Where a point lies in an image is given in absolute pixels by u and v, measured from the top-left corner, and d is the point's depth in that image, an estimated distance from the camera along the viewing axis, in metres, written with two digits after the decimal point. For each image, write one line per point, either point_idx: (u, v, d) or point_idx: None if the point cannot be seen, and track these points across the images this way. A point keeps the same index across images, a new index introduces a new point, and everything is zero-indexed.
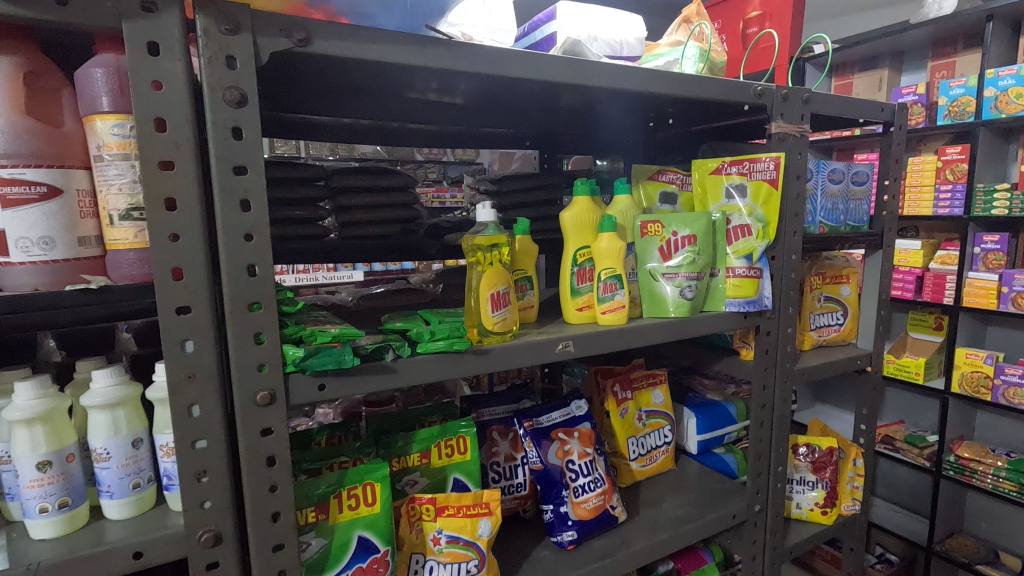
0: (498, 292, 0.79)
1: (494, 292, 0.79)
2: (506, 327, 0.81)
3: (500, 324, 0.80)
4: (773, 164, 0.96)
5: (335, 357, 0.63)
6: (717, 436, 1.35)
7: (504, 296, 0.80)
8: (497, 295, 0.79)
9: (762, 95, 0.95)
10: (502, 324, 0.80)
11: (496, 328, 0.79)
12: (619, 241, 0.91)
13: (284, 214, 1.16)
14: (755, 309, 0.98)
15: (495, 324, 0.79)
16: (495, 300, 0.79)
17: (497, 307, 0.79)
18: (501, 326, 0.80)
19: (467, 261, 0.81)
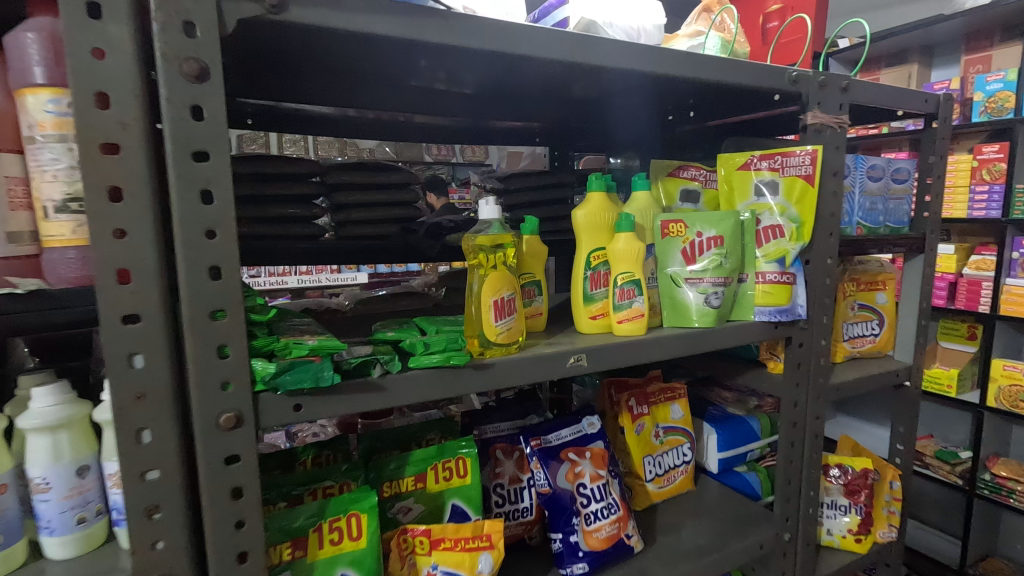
0: (503, 300, 0.71)
1: (498, 299, 0.70)
2: (511, 339, 0.71)
3: (503, 336, 0.70)
4: (809, 158, 0.87)
5: (312, 374, 0.55)
6: (739, 454, 1.26)
7: (509, 304, 0.72)
8: (501, 302, 0.70)
9: (797, 82, 0.86)
10: (507, 336, 0.71)
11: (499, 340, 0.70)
12: (637, 242, 0.81)
13: (277, 213, 1.08)
14: (787, 318, 0.89)
15: (498, 335, 0.70)
16: (498, 308, 0.70)
17: (501, 316, 0.70)
18: (505, 338, 0.71)
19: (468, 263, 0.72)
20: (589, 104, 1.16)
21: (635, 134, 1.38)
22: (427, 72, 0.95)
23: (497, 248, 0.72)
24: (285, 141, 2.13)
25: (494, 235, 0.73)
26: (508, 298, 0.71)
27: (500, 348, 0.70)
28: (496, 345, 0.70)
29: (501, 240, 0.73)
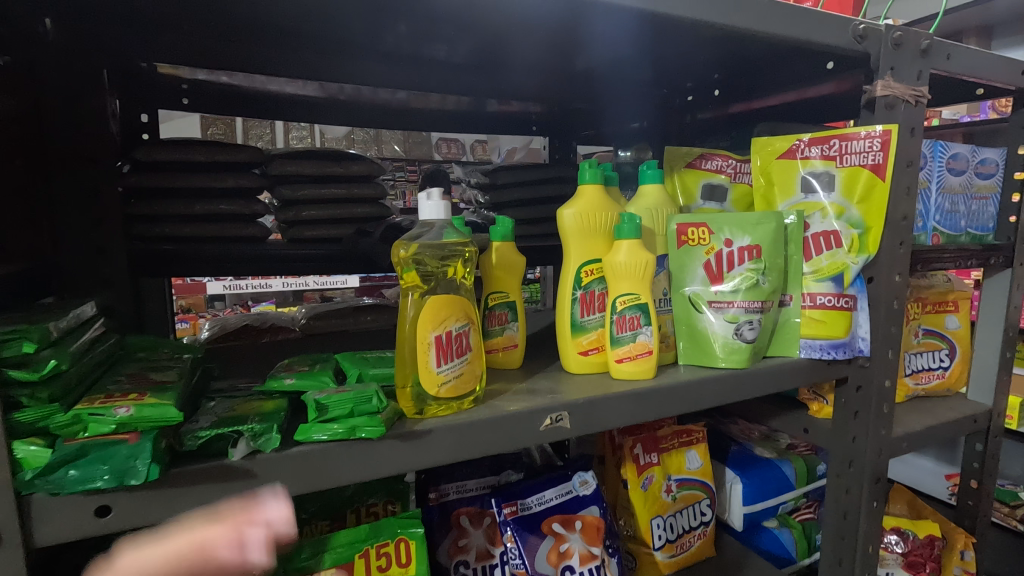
0: (448, 336, 0.50)
1: (439, 335, 0.49)
2: (462, 391, 0.51)
3: (449, 388, 0.50)
4: (879, 142, 0.64)
5: (117, 463, 0.34)
6: (769, 508, 1.03)
7: (458, 340, 0.51)
8: (446, 340, 0.50)
9: (864, 39, 0.64)
10: (454, 387, 0.50)
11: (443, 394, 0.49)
12: (643, 252, 0.60)
13: (209, 212, 0.84)
14: (844, 356, 0.67)
15: (441, 388, 0.49)
16: (442, 348, 0.49)
17: (445, 359, 0.49)
18: (453, 390, 0.50)
19: (401, 283, 0.51)
20: (594, 77, 0.97)
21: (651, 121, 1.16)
22: (383, 30, 0.76)
23: (442, 262, 0.52)
24: (291, 136, 1.99)
25: (439, 243, 0.52)
26: (460, 329, 0.51)
27: (445, 406, 0.50)
28: (438, 401, 0.49)
29: (448, 250, 0.52)
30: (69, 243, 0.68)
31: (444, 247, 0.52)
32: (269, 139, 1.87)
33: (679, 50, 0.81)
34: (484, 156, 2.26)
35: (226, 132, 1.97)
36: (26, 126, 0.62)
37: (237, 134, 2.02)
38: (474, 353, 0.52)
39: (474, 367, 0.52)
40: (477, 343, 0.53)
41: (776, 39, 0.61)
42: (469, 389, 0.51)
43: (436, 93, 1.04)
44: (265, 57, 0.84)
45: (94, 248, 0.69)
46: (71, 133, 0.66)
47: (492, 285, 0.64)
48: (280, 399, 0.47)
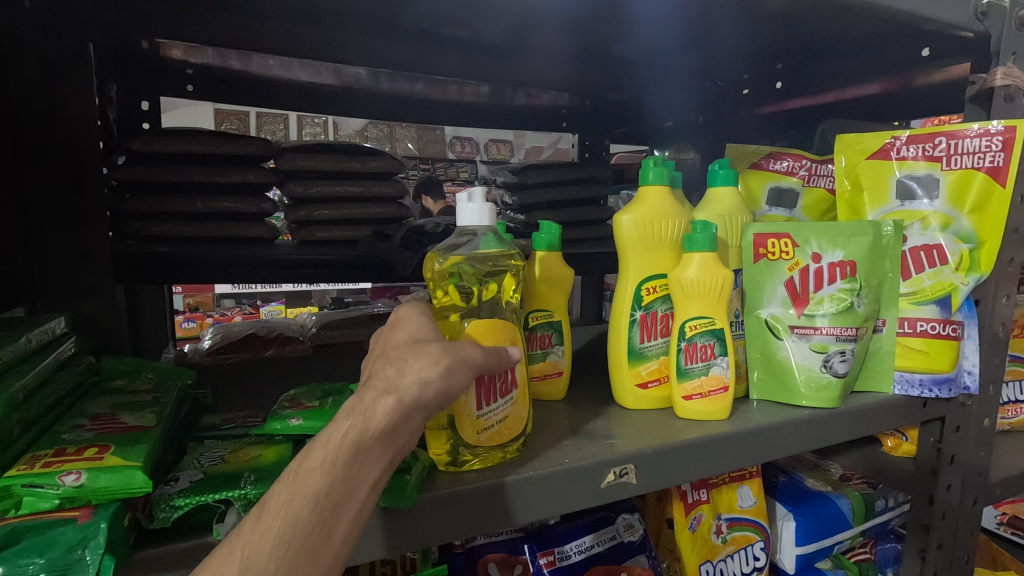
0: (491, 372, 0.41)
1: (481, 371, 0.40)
2: (505, 439, 0.41)
3: (489, 437, 0.40)
4: (999, 140, 0.54)
5: (55, 555, 0.26)
6: (824, 548, 0.92)
7: (501, 376, 0.42)
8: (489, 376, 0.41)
9: (987, 16, 0.55)
10: (495, 435, 0.41)
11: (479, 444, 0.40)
12: (719, 267, 0.50)
13: (212, 208, 0.76)
14: (948, 394, 0.57)
15: (482, 435, 0.40)
16: (483, 387, 0.40)
17: (487, 401, 0.40)
18: (495, 439, 0.41)
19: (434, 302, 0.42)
20: (638, 65, 0.87)
21: None
22: (405, 7, 0.66)
23: (485, 280, 0.42)
24: (306, 131, 1.90)
25: (484, 254, 0.42)
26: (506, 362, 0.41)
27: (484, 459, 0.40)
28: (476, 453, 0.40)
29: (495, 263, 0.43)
30: (47, 244, 0.60)
31: (490, 259, 0.42)
32: (283, 134, 1.79)
33: (742, 33, 0.71)
34: (501, 155, 2.15)
35: (240, 127, 1.89)
36: None
37: (250, 129, 1.94)
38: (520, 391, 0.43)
39: (519, 408, 0.43)
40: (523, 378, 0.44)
41: (880, 15, 0.51)
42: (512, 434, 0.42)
43: (451, 83, 0.95)
44: (273, 36, 0.75)
45: (78, 249, 0.61)
46: (48, 116, 0.57)
47: (534, 301, 0.54)
48: (285, 447, 0.38)
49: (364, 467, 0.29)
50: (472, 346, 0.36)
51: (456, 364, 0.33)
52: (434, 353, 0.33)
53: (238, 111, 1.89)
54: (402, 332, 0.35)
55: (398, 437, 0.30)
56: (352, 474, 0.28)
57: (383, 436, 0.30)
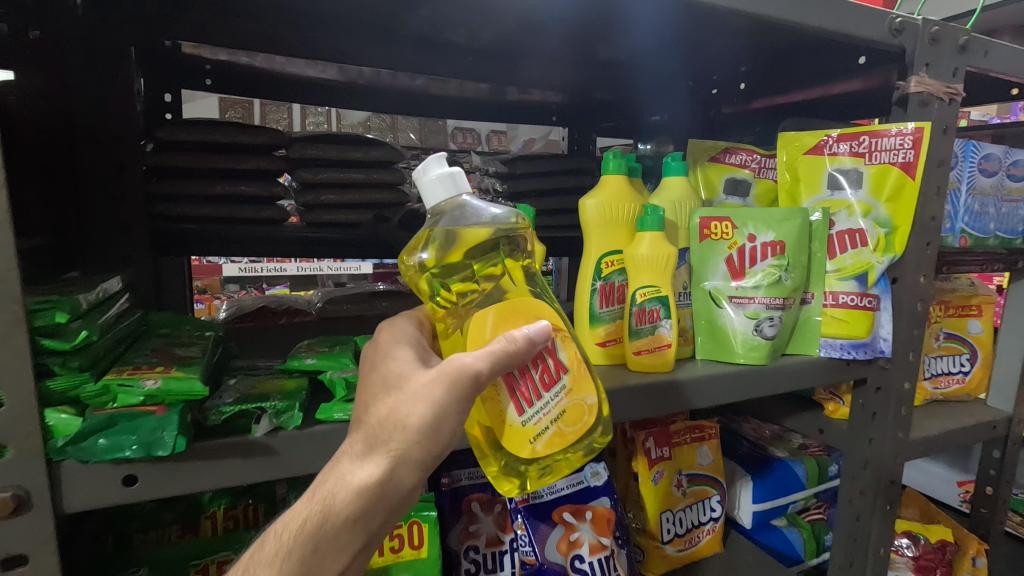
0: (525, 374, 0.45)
1: (512, 382, 0.45)
2: (578, 432, 0.47)
3: (558, 435, 0.46)
4: (910, 139, 0.63)
5: (142, 436, 0.35)
6: (779, 507, 1.02)
7: (540, 369, 0.45)
8: (524, 379, 0.45)
9: (901, 32, 0.63)
10: (565, 434, 0.46)
11: (554, 444, 0.46)
12: (666, 244, 0.60)
13: (228, 191, 0.85)
14: (865, 356, 0.67)
15: (534, 439, 0.45)
16: (521, 390, 0.45)
17: (528, 404, 0.45)
18: (568, 434, 0.46)
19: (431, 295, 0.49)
20: (617, 66, 0.96)
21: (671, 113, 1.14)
22: (404, 15, 0.75)
23: (487, 259, 0.49)
24: (309, 121, 1.98)
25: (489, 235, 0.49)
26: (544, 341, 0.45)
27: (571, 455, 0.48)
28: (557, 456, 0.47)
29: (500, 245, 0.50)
30: (92, 221, 0.69)
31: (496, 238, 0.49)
32: (288, 123, 1.87)
33: (703, 41, 0.80)
34: (498, 145, 2.23)
35: (246, 115, 1.97)
36: (53, 103, 0.62)
37: (256, 117, 2.02)
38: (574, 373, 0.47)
39: (582, 391, 0.47)
40: (574, 360, 0.47)
41: (808, 31, 0.60)
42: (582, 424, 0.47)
43: (444, 79, 1.03)
44: (287, 38, 0.84)
45: (118, 226, 0.70)
46: (94, 109, 0.66)
47: None
48: (301, 378, 0.48)
49: (324, 549, 0.37)
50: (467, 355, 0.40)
51: (422, 437, 0.39)
52: (403, 429, 0.39)
53: (245, 100, 1.97)
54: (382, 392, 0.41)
55: (361, 517, 0.38)
56: (308, 560, 0.37)
57: (350, 509, 0.38)
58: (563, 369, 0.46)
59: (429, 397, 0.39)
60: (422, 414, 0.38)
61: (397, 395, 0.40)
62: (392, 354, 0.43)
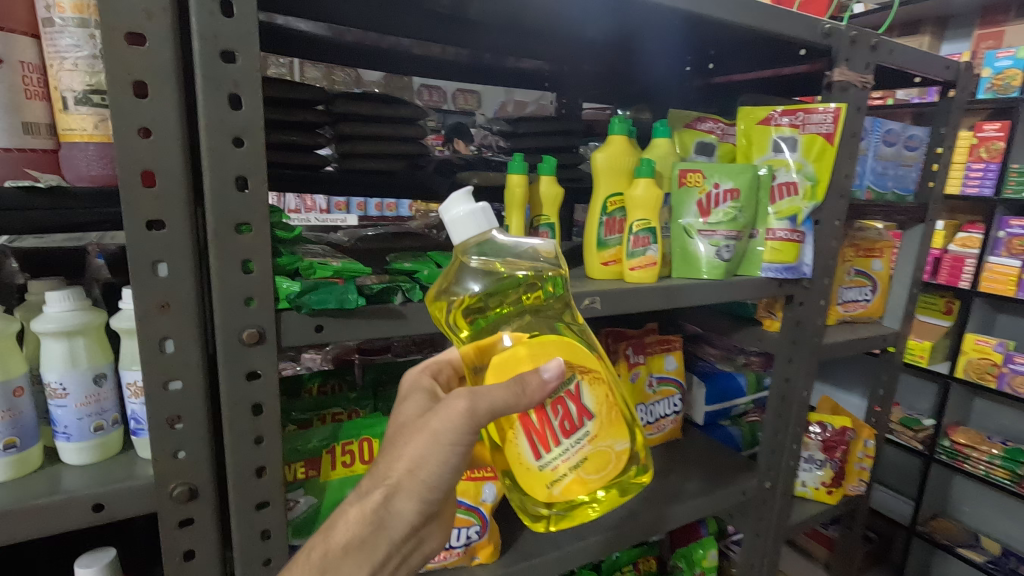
0: (547, 424, 0.57)
1: (533, 430, 0.57)
2: (603, 476, 0.58)
3: (579, 480, 0.58)
4: (832, 116, 0.86)
5: (336, 295, 0.53)
6: (724, 409, 1.28)
7: (564, 419, 0.57)
8: (545, 427, 0.57)
9: (829, 36, 0.84)
10: (588, 479, 0.58)
11: (580, 488, 0.58)
12: (656, 189, 0.81)
13: (276, 139, 0.97)
14: (792, 276, 0.91)
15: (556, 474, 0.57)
16: (544, 436, 0.57)
17: (549, 448, 0.57)
18: (591, 479, 0.58)
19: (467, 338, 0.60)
20: (608, 45, 1.14)
21: (649, 83, 1.33)
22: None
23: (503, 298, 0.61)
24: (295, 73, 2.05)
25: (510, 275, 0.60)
26: (566, 387, 0.57)
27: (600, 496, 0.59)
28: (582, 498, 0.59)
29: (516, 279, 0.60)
30: None
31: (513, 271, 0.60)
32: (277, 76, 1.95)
33: (681, 29, 0.99)
34: (467, 106, 2.36)
35: None
36: None
37: None
38: (597, 423, 0.58)
39: (609, 439, 0.58)
40: (600, 407, 0.58)
41: (764, 33, 0.81)
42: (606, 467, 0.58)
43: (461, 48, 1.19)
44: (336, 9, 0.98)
45: None
46: None
47: (538, 208, 0.83)
48: (402, 276, 0.64)
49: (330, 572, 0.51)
50: (492, 388, 0.52)
51: (412, 466, 0.53)
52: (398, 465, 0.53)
53: None
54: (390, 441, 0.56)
55: (359, 539, 0.52)
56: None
57: (353, 538, 0.52)
58: (585, 416, 0.58)
59: (426, 429, 0.53)
60: (415, 450, 0.53)
61: (400, 441, 0.54)
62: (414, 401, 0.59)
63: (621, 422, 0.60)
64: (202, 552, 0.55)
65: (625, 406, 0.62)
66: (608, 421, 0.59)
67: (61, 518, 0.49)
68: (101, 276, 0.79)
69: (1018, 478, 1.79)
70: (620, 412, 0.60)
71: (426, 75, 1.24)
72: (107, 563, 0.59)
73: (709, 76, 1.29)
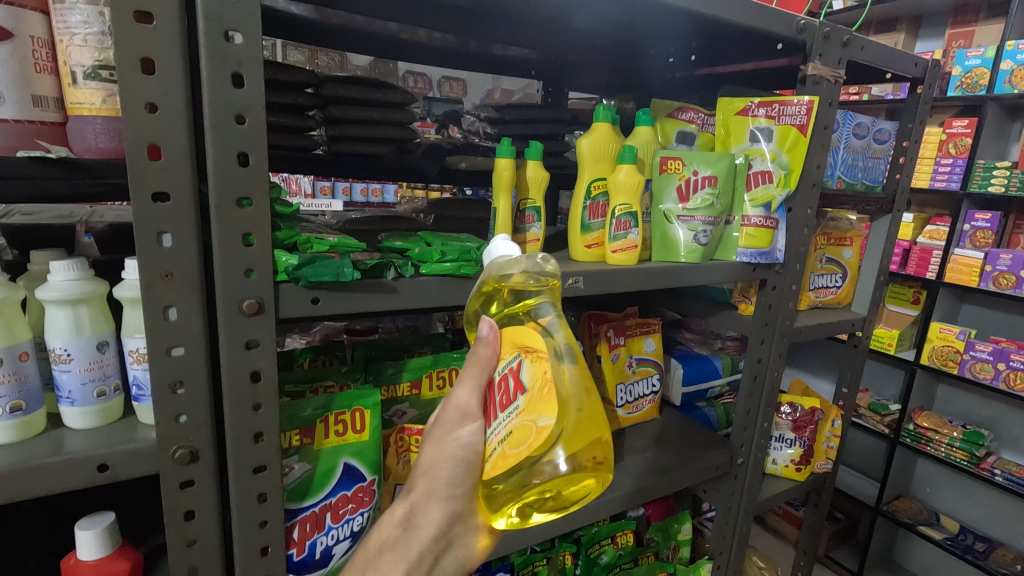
0: (492, 398, 0.60)
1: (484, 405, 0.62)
2: (524, 451, 0.56)
3: (503, 454, 0.57)
4: (805, 109, 0.90)
5: (333, 268, 0.56)
6: (700, 390, 1.32)
7: (502, 395, 0.59)
8: (491, 401, 0.61)
9: (804, 31, 0.88)
10: (509, 454, 0.56)
11: (506, 461, 0.56)
12: (637, 175, 0.84)
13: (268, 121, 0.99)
14: (765, 261, 0.96)
15: (489, 449, 0.58)
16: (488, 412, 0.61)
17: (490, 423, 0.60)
18: (512, 454, 0.56)
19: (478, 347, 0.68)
20: (594, 35, 1.17)
21: (633, 74, 1.37)
22: None
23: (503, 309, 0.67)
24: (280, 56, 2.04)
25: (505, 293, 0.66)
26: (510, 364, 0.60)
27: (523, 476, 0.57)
28: (509, 475, 0.57)
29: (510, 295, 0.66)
30: None
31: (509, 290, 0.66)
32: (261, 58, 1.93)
33: (665, 21, 1.02)
34: (453, 93, 2.36)
35: None
36: None
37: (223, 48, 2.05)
38: (527, 398, 0.57)
39: (534, 412, 0.57)
40: (535, 382, 0.58)
41: (743, 27, 0.85)
42: (527, 444, 0.56)
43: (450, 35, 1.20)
44: None
45: None
46: None
47: (525, 192, 0.86)
48: (394, 254, 0.67)
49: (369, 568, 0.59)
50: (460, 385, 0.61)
51: (426, 469, 0.59)
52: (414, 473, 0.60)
53: None
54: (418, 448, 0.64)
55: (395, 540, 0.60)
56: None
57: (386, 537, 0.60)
58: (519, 391, 0.58)
59: (435, 437, 0.59)
60: (427, 453, 0.59)
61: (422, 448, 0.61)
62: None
63: (553, 399, 0.57)
64: (202, 513, 0.57)
65: (570, 391, 0.59)
66: (540, 399, 0.57)
67: (66, 477, 0.51)
68: (93, 254, 0.80)
69: (977, 460, 1.90)
70: (556, 392, 0.57)
71: (415, 60, 1.25)
72: (106, 527, 0.61)
73: (692, 69, 1.33)
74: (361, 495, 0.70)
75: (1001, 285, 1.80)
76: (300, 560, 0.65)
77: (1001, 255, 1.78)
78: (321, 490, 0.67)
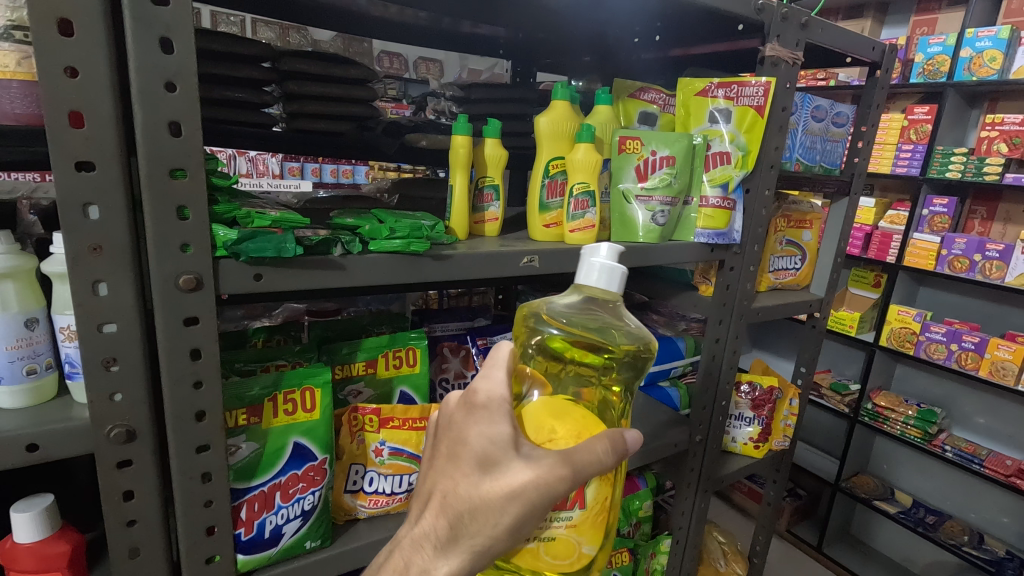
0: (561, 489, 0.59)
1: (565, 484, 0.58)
2: (559, 563, 0.60)
3: (538, 555, 0.59)
4: (763, 90, 0.90)
5: (275, 244, 0.55)
6: (663, 369, 1.34)
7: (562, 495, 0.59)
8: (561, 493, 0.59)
9: (762, 12, 0.88)
10: (540, 557, 0.59)
11: (543, 568, 0.60)
12: (596, 154, 0.84)
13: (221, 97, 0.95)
14: (722, 242, 0.97)
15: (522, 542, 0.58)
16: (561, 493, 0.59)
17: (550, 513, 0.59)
18: (547, 559, 0.59)
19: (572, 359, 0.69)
20: (558, 14, 1.16)
21: (599, 54, 1.36)
22: None
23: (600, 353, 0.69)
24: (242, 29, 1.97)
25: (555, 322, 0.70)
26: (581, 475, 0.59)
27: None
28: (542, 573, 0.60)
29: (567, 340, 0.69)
30: None
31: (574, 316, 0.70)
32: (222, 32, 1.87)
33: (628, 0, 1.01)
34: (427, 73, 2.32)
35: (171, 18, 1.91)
36: None
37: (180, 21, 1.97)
38: (586, 515, 0.60)
39: (586, 538, 0.60)
40: (593, 503, 0.61)
41: (703, 6, 0.84)
42: (565, 557, 0.60)
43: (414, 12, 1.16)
44: None
45: None
46: None
47: (482, 170, 0.85)
48: (343, 230, 0.65)
49: None
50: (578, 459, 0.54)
51: (513, 526, 0.52)
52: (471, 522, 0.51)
53: None
54: (478, 478, 0.52)
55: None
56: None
57: None
58: (576, 503, 0.60)
59: (523, 499, 0.52)
60: (519, 506, 0.52)
61: (489, 491, 0.51)
62: (494, 430, 0.54)
63: (601, 530, 0.62)
64: (141, 493, 0.56)
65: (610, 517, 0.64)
66: (590, 519, 0.61)
67: None
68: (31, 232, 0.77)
69: (930, 436, 1.97)
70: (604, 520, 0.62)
71: (377, 36, 1.22)
72: (44, 509, 0.59)
73: (660, 50, 1.32)
74: (313, 474, 0.69)
75: (956, 268, 1.86)
76: (248, 539, 0.65)
77: (957, 239, 1.84)
78: (269, 469, 0.66)
